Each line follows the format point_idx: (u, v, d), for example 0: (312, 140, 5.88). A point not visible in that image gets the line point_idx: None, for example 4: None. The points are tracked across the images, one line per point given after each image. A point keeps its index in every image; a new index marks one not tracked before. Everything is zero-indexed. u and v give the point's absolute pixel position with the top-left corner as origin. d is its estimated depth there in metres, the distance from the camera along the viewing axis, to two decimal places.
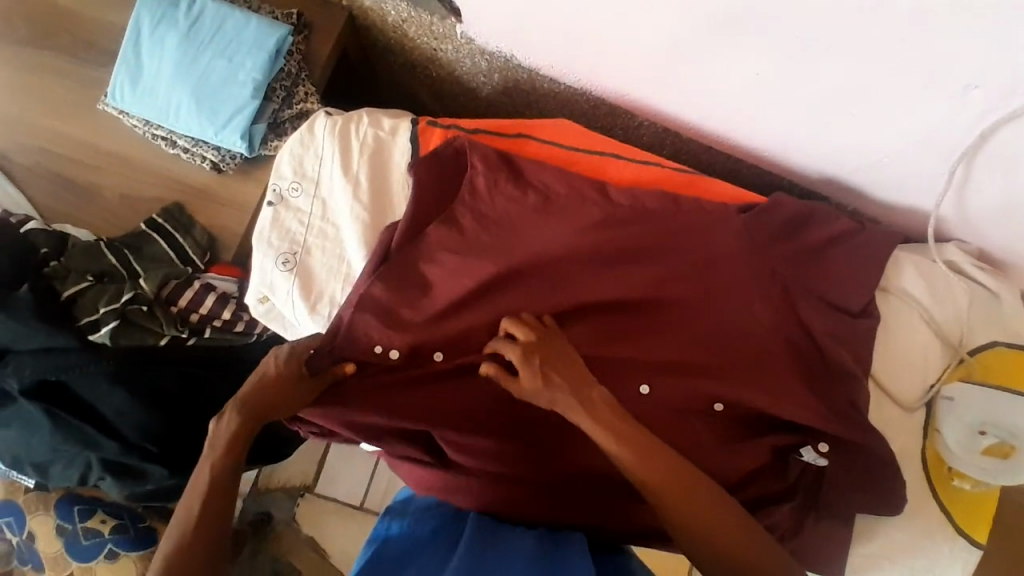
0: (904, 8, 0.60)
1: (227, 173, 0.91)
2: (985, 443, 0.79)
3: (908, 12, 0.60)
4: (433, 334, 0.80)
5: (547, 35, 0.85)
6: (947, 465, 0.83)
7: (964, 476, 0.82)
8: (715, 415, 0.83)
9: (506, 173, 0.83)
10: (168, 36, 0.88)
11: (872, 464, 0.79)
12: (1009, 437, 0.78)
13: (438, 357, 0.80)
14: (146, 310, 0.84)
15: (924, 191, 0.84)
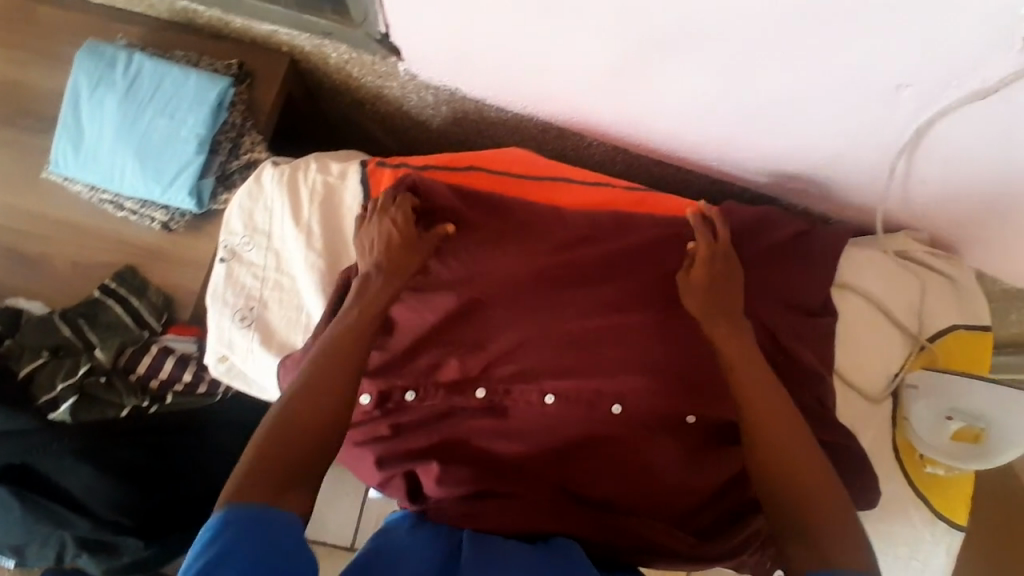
0: (828, 18, 0.62)
1: (177, 232, 0.90)
2: (953, 427, 0.80)
3: (833, 20, 0.62)
4: (404, 370, 0.82)
5: (489, 66, 0.86)
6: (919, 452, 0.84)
7: (936, 462, 0.83)
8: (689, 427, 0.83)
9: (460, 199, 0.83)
10: (106, 98, 0.87)
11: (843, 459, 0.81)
12: (976, 420, 0.79)
13: (411, 397, 0.83)
14: (103, 382, 0.82)
15: (870, 186, 0.86)
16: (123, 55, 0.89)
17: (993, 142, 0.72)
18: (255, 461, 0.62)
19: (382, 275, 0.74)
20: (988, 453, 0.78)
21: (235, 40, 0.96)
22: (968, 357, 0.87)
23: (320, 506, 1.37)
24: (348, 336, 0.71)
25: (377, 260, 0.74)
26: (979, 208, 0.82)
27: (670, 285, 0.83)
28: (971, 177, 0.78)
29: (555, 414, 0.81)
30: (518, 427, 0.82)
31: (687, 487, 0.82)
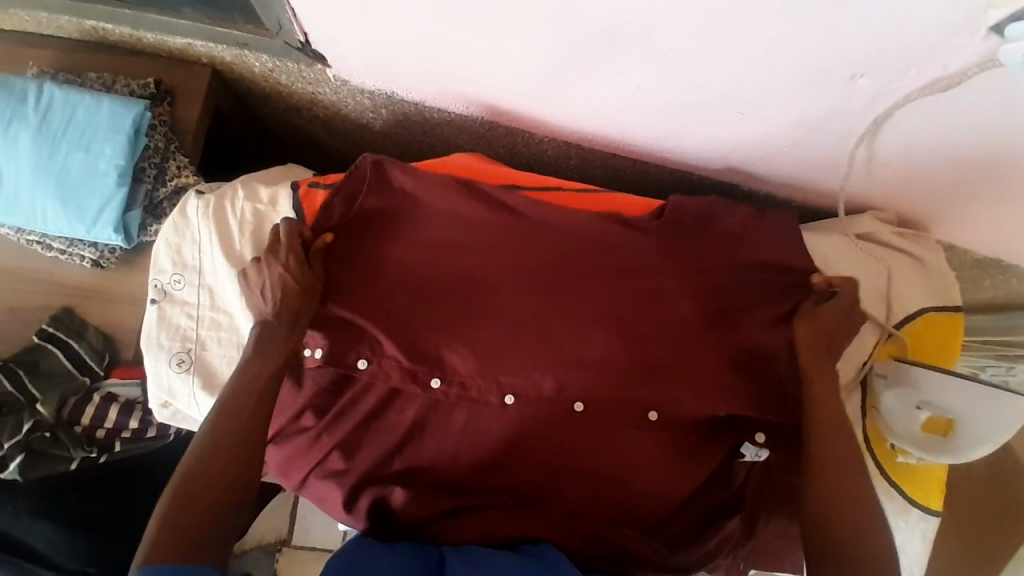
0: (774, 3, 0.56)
1: (110, 269, 0.86)
2: (923, 417, 0.77)
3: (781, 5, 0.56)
4: (365, 345, 0.78)
5: (421, 68, 0.80)
6: (890, 442, 0.82)
7: (907, 452, 0.81)
8: (652, 425, 0.80)
9: (409, 169, 0.81)
10: (19, 134, 0.81)
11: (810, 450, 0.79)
12: (945, 411, 0.76)
13: (362, 365, 0.78)
14: (50, 436, 0.79)
15: (829, 171, 0.82)
16: (33, 86, 0.83)
17: (959, 122, 0.67)
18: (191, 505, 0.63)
19: (283, 322, 0.71)
20: (954, 449, 0.76)
21: (154, 55, 0.90)
22: (941, 338, 0.85)
23: (304, 513, 1.49)
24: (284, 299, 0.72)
25: (276, 311, 0.71)
26: (947, 184, 0.78)
27: (621, 274, 0.81)
28: (936, 159, 0.74)
29: (519, 429, 0.79)
30: (480, 450, 0.79)
31: (658, 493, 0.80)
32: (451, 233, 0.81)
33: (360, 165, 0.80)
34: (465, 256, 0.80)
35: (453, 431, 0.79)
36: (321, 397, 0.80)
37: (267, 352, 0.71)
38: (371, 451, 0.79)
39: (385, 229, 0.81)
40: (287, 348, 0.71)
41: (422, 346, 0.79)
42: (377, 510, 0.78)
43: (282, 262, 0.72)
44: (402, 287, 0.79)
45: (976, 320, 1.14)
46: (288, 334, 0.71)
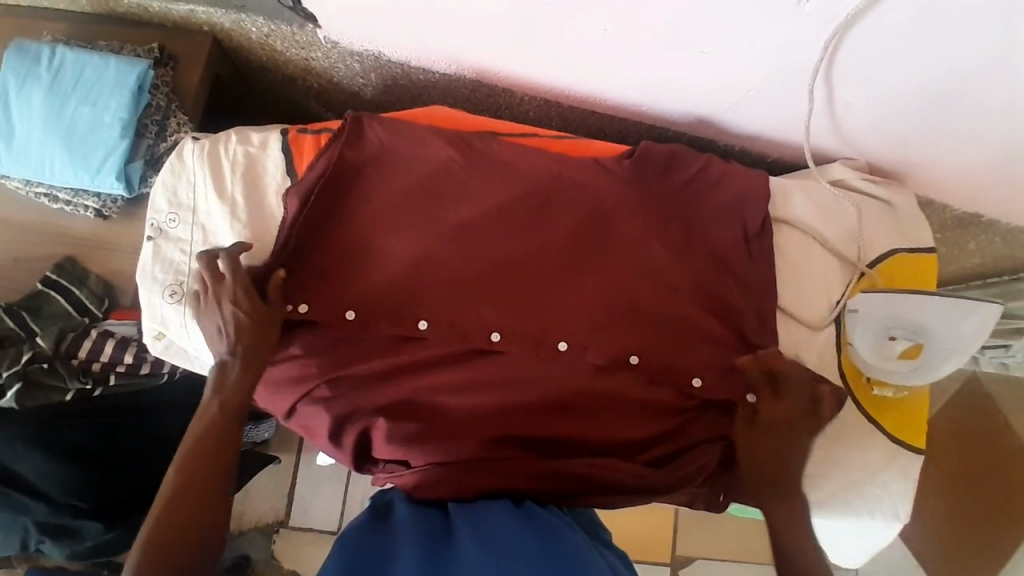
0: None
1: (112, 219, 0.91)
2: (898, 347, 0.79)
3: None
4: (347, 286, 0.80)
5: (402, 25, 0.85)
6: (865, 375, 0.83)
7: (883, 383, 0.83)
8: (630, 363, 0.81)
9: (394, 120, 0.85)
10: (32, 92, 0.88)
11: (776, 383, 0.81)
12: (916, 335, 0.78)
13: (350, 315, 0.79)
14: (47, 367, 0.83)
15: (793, 116, 0.85)
16: (48, 50, 0.89)
17: (911, 48, 0.69)
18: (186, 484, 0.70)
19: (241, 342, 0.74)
20: (911, 373, 0.79)
21: (158, 25, 0.97)
22: (912, 277, 0.87)
23: (304, 493, 1.48)
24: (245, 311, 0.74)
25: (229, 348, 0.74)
26: (912, 123, 0.81)
27: (590, 214, 0.84)
28: (896, 94, 0.76)
29: (500, 365, 0.81)
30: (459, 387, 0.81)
31: (633, 425, 0.81)
32: (432, 178, 0.83)
33: (347, 129, 0.82)
34: (446, 197, 0.83)
35: (433, 368, 0.81)
36: (301, 336, 0.81)
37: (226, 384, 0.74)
38: (350, 386, 0.80)
39: (364, 169, 0.83)
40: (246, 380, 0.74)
41: (404, 283, 0.81)
42: (362, 440, 0.81)
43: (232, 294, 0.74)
44: (383, 226, 0.82)
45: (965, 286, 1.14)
46: (242, 369, 0.74)
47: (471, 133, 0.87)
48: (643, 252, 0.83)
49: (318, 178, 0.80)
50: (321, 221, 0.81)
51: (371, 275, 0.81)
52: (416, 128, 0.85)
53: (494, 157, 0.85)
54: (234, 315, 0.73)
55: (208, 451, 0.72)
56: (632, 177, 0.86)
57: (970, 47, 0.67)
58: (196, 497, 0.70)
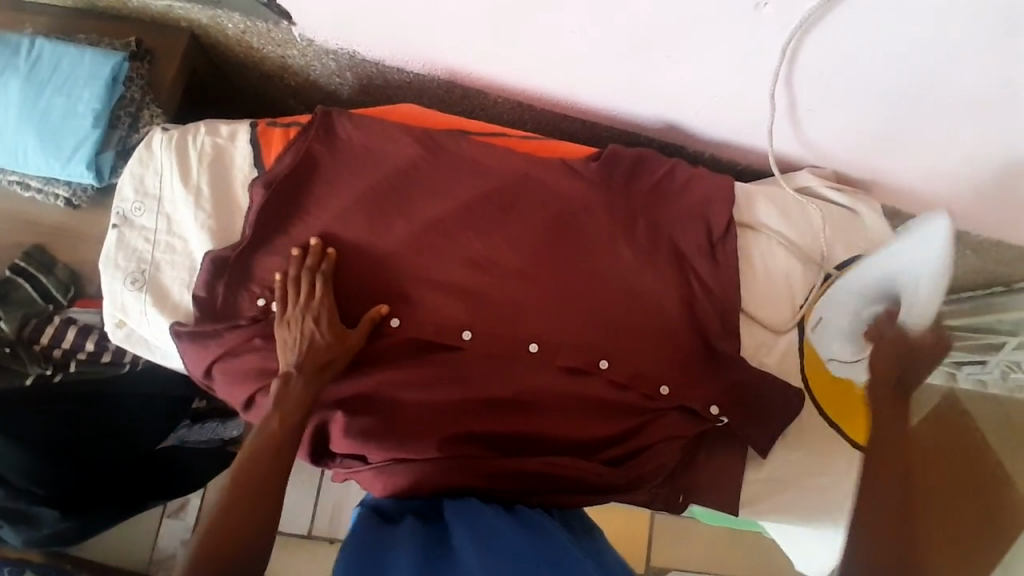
0: None
1: (82, 209, 0.91)
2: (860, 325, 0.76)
3: None
4: None
5: (376, 23, 0.87)
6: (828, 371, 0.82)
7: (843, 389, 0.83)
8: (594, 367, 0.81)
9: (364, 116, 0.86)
10: (9, 80, 0.89)
11: (739, 385, 0.80)
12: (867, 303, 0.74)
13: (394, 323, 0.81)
14: (9, 351, 0.86)
15: (760, 119, 0.86)
16: (27, 41, 0.91)
17: (870, 53, 0.71)
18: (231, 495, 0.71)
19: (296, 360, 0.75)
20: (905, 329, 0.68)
21: (137, 20, 0.98)
22: None
23: None
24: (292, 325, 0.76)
25: (299, 360, 0.75)
26: (872, 127, 0.82)
27: (555, 212, 0.85)
28: (856, 98, 0.78)
29: (465, 361, 0.81)
30: (419, 381, 0.80)
31: (593, 422, 0.81)
32: (400, 175, 0.84)
33: (317, 122, 0.84)
34: (412, 194, 0.84)
35: (395, 363, 0.81)
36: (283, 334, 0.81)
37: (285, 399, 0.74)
38: None
39: (335, 163, 0.83)
40: (306, 391, 0.75)
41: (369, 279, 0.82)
42: (323, 431, 0.81)
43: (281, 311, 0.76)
44: (350, 221, 0.82)
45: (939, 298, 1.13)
46: (306, 380, 0.75)
47: (441, 130, 0.88)
48: (606, 251, 0.84)
49: (285, 170, 0.81)
50: (288, 214, 0.81)
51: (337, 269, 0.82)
52: (385, 125, 0.86)
53: (461, 156, 0.86)
54: (314, 335, 0.75)
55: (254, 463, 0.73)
56: (598, 177, 0.86)
57: (924, 53, 0.68)
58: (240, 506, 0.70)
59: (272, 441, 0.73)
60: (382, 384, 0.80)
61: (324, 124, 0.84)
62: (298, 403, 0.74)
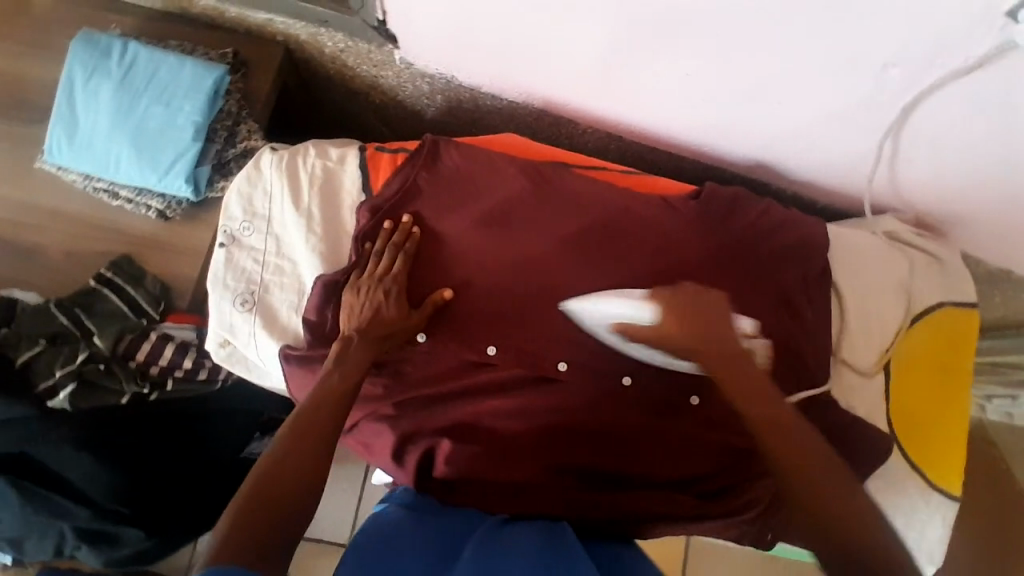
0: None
1: (174, 221, 0.90)
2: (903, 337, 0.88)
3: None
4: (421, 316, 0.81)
5: (483, 51, 0.86)
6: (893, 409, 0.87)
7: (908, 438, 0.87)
8: (692, 409, 0.82)
9: (466, 144, 0.86)
10: (101, 87, 0.87)
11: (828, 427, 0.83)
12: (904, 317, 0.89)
13: (492, 352, 0.80)
14: (104, 368, 0.82)
15: (860, 168, 0.87)
16: (118, 44, 0.89)
17: (983, 123, 0.73)
18: (283, 448, 0.64)
19: (362, 333, 0.73)
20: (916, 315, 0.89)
21: (231, 29, 0.97)
22: (955, 331, 0.90)
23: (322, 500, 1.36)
24: (366, 290, 0.76)
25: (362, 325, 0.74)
26: (970, 184, 0.83)
27: (657, 246, 0.84)
28: (961, 156, 0.79)
29: (563, 394, 0.80)
30: (520, 415, 0.79)
31: (688, 460, 0.82)
32: (503, 205, 0.84)
33: (424, 149, 0.84)
34: (518, 224, 0.83)
35: (498, 396, 0.80)
36: (382, 364, 0.80)
37: (348, 361, 0.72)
38: (412, 406, 0.80)
39: (439, 191, 0.83)
40: (366, 357, 0.73)
41: (473, 311, 0.81)
42: (425, 462, 0.79)
43: (355, 278, 0.77)
44: (455, 251, 0.82)
45: (993, 342, 1.14)
46: (367, 346, 0.73)
47: (542, 162, 0.88)
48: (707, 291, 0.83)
49: (394, 196, 0.82)
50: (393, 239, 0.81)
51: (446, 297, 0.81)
52: (489, 155, 0.86)
53: (564, 188, 0.86)
54: (383, 306, 0.74)
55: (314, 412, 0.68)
56: (697, 218, 0.86)
57: None
58: (290, 464, 0.64)
59: (323, 414, 0.68)
60: (489, 418, 0.79)
61: (431, 152, 0.84)
62: (364, 367, 0.72)
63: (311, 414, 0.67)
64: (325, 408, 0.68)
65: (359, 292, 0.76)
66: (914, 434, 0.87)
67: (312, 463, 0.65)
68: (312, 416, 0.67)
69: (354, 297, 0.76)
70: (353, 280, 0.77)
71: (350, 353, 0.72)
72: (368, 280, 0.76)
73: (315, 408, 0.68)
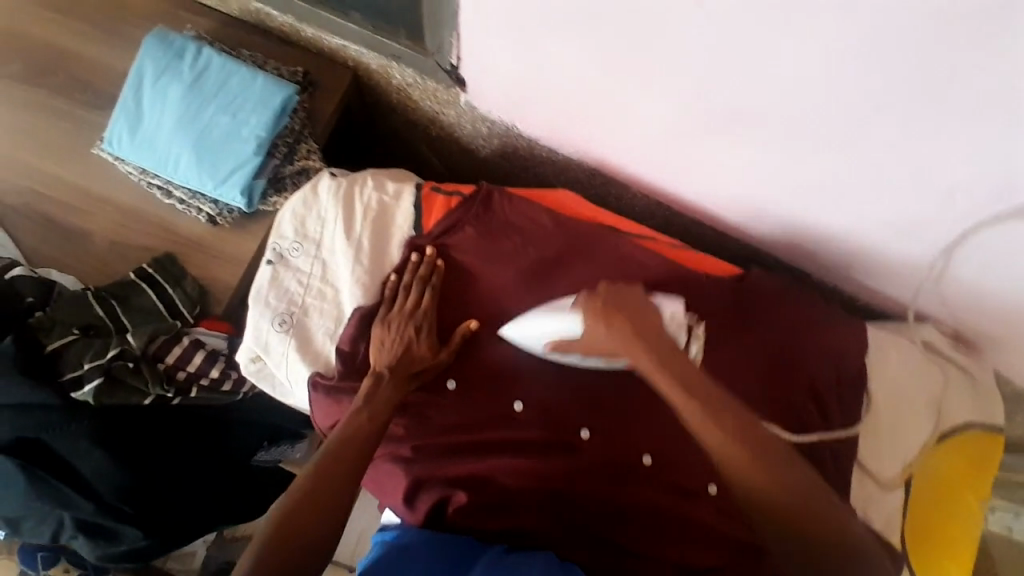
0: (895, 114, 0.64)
1: (221, 227, 0.91)
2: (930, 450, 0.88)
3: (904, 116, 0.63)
4: (453, 362, 0.81)
5: (550, 108, 0.87)
6: (910, 524, 0.86)
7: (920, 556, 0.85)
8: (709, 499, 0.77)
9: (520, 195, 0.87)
10: (171, 86, 0.89)
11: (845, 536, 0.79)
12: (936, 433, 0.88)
13: (518, 407, 0.80)
14: (132, 367, 0.82)
15: (906, 279, 0.87)
16: (193, 47, 0.91)
17: None
18: (318, 471, 0.68)
19: (393, 373, 0.75)
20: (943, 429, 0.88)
21: (304, 48, 0.99)
22: (982, 454, 0.89)
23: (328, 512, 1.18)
24: (398, 324, 0.77)
25: (391, 363, 0.75)
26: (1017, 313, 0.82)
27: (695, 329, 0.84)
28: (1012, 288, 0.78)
29: (583, 461, 0.78)
30: (541, 479, 0.76)
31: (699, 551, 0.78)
32: (548, 261, 0.83)
33: (478, 199, 0.84)
34: (563, 286, 0.83)
35: (516, 454, 0.78)
36: (410, 406, 0.80)
37: (377, 398, 0.73)
38: (428, 451, 0.78)
39: (486, 238, 0.83)
40: (394, 396, 0.74)
41: (504, 368, 0.81)
42: (436, 510, 0.76)
43: (394, 312, 0.78)
44: (496, 300, 0.82)
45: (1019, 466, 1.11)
46: (396, 385, 0.74)
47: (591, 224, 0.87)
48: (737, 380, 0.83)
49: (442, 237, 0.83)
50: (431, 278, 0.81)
51: (480, 348, 0.82)
52: (542, 211, 0.86)
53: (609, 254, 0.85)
54: (413, 342, 0.76)
55: (346, 439, 0.70)
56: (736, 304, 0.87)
57: None
58: (326, 488, 0.67)
59: (350, 448, 0.70)
60: (505, 477, 0.76)
61: (484, 202, 0.85)
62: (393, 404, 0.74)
63: (343, 441, 0.70)
64: (350, 443, 0.70)
65: (387, 325, 0.77)
66: (925, 552, 0.86)
67: (342, 486, 0.68)
68: (340, 446, 0.70)
69: (389, 331, 0.77)
70: (383, 311, 0.78)
71: (380, 391, 0.74)
72: (398, 315, 0.77)
73: (342, 442, 0.70)
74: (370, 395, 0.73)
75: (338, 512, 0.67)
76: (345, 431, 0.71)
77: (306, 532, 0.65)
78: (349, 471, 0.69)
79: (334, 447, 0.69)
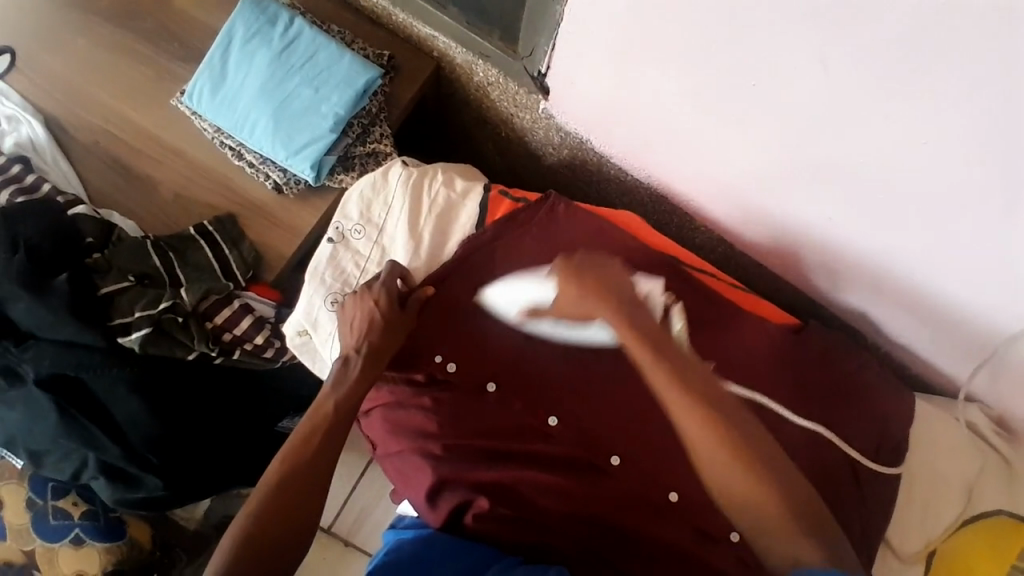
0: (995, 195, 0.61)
1: (286, 196, 0.92)
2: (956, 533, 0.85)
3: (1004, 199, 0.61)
4: (491, 366, 0.81)
5: (630, 128, 0.86)
6: None
7: None
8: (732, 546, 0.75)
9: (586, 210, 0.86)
10: (259, 51, 0.90)
11: None
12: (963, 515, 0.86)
13: (552, 422, 0.80)
14: (181, 322, 0.83)
15: (962, 359, 0.85)
16: (285, 15, 0.91)
17: None
18: (291, 460, 0.71)
19: (362, 351, 0.75)
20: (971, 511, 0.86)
21: (391, 31, 0.99)
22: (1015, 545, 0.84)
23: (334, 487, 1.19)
24: (364, 304, 0.76)
25: (359, 343, 0.74)
26: None
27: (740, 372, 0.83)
28: None
29: (608, 486, 0.77)
30: (564, 499, 0.76)
31: None
32: None
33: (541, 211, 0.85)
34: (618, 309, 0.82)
35: (543, 468, 0.77)
36: (439, 406, 0.79)
37: (345, 380, 0.74)
38: (457, 452, 0.78)
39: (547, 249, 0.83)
40: (364, 375, 0.74)
41: (546, 381, 0.81)
42: (457, 512, 0.76)
43: (375, 295, 0.76)
44: None
45: None
46: (365, 364, 0.74)
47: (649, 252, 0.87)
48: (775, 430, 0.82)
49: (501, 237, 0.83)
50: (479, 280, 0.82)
51: (523, 356, 0.81)
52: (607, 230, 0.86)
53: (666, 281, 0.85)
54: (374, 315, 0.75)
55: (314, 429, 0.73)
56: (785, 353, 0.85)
57: None
58: (303, 479, 0.71)
59: (321, 438, 0.73)
60: (530, 491, 0.76)
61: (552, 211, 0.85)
62: (363, 387, 0.74)
63: (311, 431, 0.73)
64: (316, 427, 0.73)
65: (358, 304, 0.76)
66: None
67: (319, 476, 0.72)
68: (310, 436, 0.73)
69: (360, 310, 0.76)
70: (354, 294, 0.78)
71: (349, 371, 0.74)
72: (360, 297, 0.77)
73: (311, 426, 0.73)
74: (341, 375, 0.75)
75: (311, 501, 0.70)
76: (317, 420, 0.73)
77: (283, 522, 0.69)
78: (323, 462, 0.72)
79: (305, 438, 0.73)
